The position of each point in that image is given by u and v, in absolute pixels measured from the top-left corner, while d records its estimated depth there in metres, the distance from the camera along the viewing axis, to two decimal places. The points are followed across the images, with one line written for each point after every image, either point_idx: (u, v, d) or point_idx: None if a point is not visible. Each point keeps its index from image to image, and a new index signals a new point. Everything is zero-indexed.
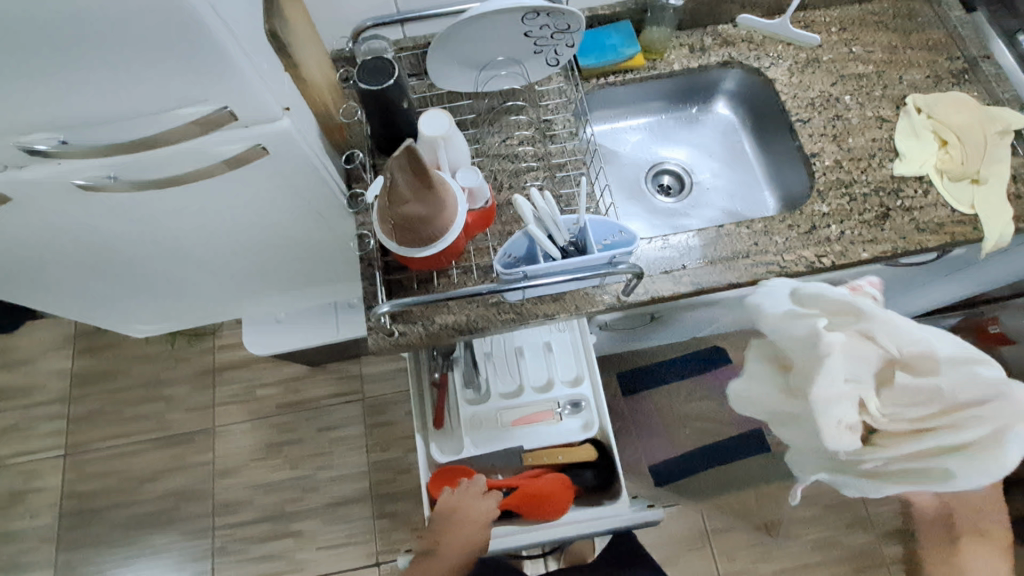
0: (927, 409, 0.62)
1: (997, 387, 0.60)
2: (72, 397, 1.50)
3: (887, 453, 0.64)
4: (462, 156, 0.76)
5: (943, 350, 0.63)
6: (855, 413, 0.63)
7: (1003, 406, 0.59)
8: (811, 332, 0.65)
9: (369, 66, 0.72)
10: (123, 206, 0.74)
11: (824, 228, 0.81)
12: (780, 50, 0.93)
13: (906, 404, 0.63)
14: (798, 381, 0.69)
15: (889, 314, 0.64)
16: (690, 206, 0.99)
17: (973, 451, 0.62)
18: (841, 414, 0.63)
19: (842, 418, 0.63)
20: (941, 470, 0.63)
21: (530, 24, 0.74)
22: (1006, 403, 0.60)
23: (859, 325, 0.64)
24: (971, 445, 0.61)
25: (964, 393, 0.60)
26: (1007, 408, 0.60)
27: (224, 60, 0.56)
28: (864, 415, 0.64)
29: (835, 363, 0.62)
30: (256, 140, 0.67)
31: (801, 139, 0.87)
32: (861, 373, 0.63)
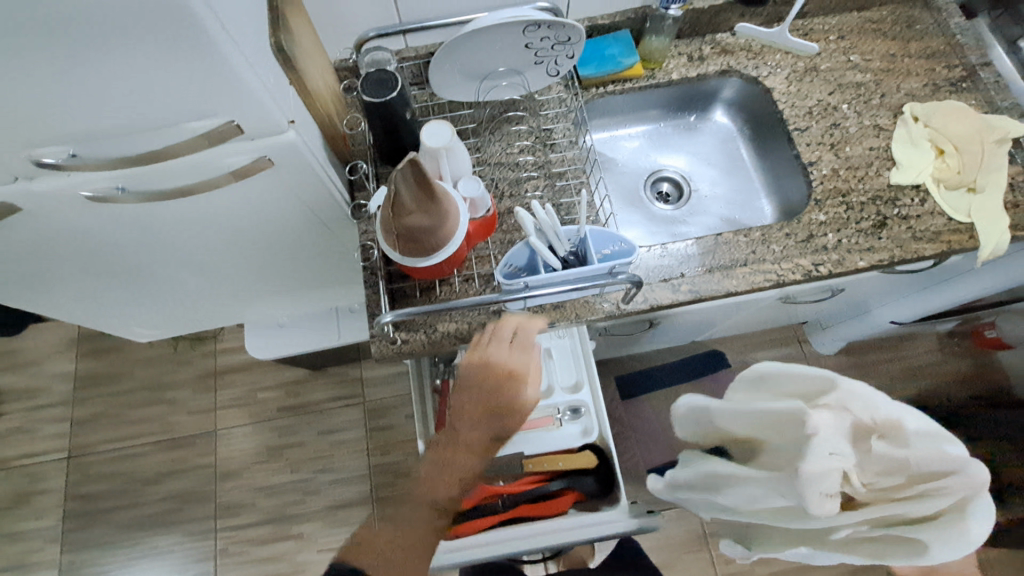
0: (897, 479, 0.65)
1: (959, 463, 0.63)
2: (75, 400, 1.51)
3: (866, 519, 0.66)
4: (464, 166, 0.76)
5: (913, 423, 0.66)
6: (836, 484, 0.65)
7: (966, 479, 0.63)
8: (797, 409, 0.68)
9: (373, 77, 0.72)
10: (130, 215, 0.75)
11: (821, 236, 0.82)
12: (778, 59, 0.93)
13: (880, 475, 0.65)
14: (776, 455, 0.71)
15: (859, 384, 0.68)
16: (688, 213, 1.00)
17: (940, 521, 0.65)
18: (824, 485, 0.65)
19: (826, 489, 0.65)
20: (915, 538, 0.66)
21: (531, 36, 0.75)
22: (963, 477, 0.64)
23: (836, 398, 0.67)
24: (936, 515, 0.65)
25: (931, 466, 0.63)
26: (964, 481, 0.64)
27: (232, 76, 0.57)
28: (847, 486, 0.66)
29: (820, 439, 0.65)
30: (262, 152, 0.68)
31: (799, 148, 0.88)
32: (842, 445, 0.65)
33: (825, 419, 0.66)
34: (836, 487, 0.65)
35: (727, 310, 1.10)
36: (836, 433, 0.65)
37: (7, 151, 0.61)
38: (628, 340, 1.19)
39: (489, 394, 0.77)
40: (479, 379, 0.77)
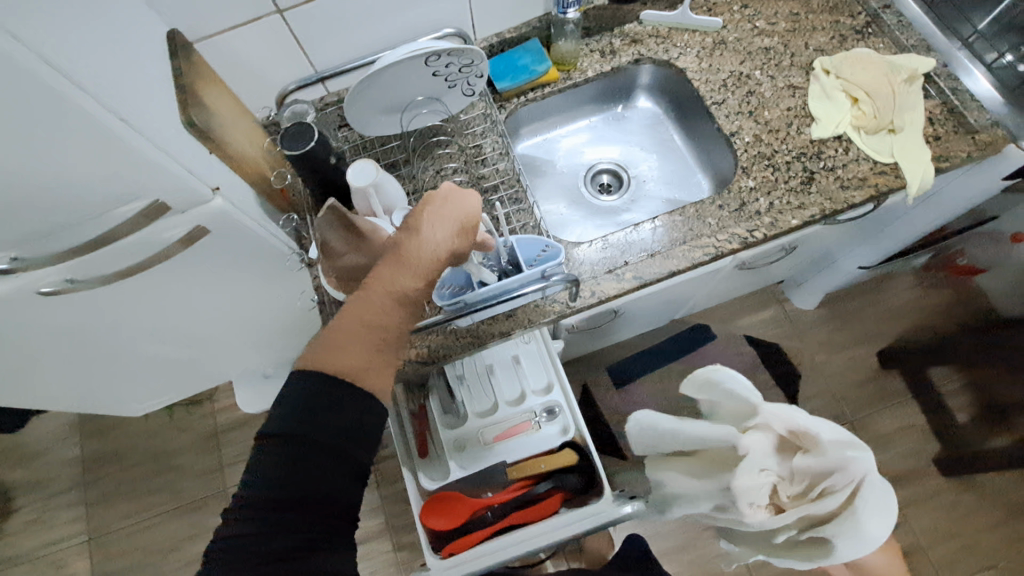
0: (802, 484, 0.78)
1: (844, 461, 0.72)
2: (86, 483, 1.54)
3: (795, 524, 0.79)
4: (395, 198, 0.79)
5: (829, 434, 0.75)
6: (759, 492, 0.81)
7: (848, 473, 0.73)
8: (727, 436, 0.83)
9: (291, 130, 0.76)
10: (86, 305, 0.78)
11: (753, 202, 0.84)
12: (686, 39, 0.96)
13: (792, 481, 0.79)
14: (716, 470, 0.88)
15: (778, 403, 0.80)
16: (631, 200, 1.02)
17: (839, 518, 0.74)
18: (750, 498, 0.82)
19: (753, 499, 0.82)
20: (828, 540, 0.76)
21: (435, 65, 0.77)
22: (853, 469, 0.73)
23: (756, 421, 0.82)
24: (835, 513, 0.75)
25: (822, 466, 0.75)
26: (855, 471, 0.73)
27: (145, 160, 0.60)
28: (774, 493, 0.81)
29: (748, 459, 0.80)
30: (196, 221, 0.72)
31: (720, 121, 0.91)
32: (766, 461, 0.80)
33: (756, 440, 0.81)
34: (760, 495, 0.81)
35: (689, 285, 1.12)
36: (757, 451, 0.80)
37: None
38: (602, 331, 1.21)
39: (425, 246, 0.62)
40: (404, 246, 0.62)
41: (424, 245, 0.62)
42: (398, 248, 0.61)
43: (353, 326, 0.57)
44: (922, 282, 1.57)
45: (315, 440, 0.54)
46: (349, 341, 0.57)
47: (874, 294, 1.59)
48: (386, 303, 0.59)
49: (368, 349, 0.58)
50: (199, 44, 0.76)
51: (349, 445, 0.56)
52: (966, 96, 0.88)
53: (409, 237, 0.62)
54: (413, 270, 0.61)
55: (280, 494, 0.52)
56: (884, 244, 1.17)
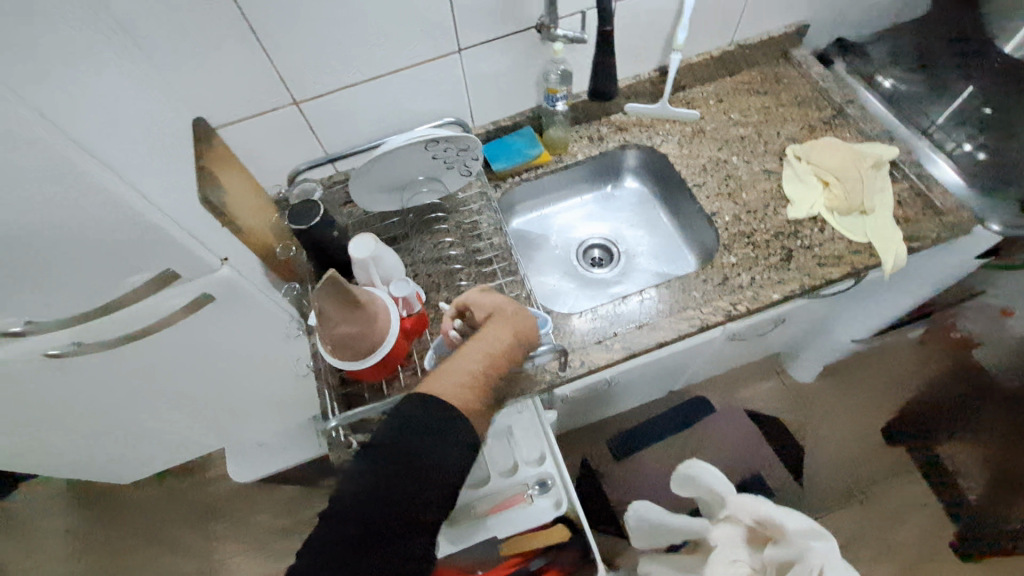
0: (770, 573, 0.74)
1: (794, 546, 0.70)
2: (66, 555, 1.49)
3: None
4: (392, 270, 0.83)
5: (793, 522, 0.72)
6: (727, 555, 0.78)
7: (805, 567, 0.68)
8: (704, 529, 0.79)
9: (298, 208, 0.82)
10: (87, 367, 0.80)
11: (736, 277, 0.88)
12: (668, 127, 1.05)
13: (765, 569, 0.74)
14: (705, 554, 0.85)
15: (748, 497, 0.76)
16: (621, 273, 1.06)
17: None
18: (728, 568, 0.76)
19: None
20: None
21: (434, 149, 0.86)
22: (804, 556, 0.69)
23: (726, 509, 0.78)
24: None
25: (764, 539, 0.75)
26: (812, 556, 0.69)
27: (160, 232, 0.65)
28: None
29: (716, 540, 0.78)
30: (201, 290, 0.76)
31: (701, 202, 0.97)
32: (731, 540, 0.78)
33: (724, 531, 0.78)
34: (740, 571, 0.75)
35: (683, 356, 1.14)
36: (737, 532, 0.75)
37: None
38: (598, 402, 1.21)
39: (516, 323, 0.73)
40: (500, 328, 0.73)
41: (527, 325, 0.74)
42: (506, 322, 0.73)
43: (469, 378, 0.66)
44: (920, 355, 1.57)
45: (399, 459, 0.58)
46: (466, 391, 0.65)
47: (874, 367, 1.58)
48: (496, 366, 0.69)
49: (481, 402, 0.66)
50: (221, 130, 0.84)
51: (428, 479, 0.58)
52: (930, 181, 0.94)
53: (518, 315, 0.74)
54: (516, 341, 0.72)
55: (353, 514, 0.55)
56: (873, 318, 1.18)
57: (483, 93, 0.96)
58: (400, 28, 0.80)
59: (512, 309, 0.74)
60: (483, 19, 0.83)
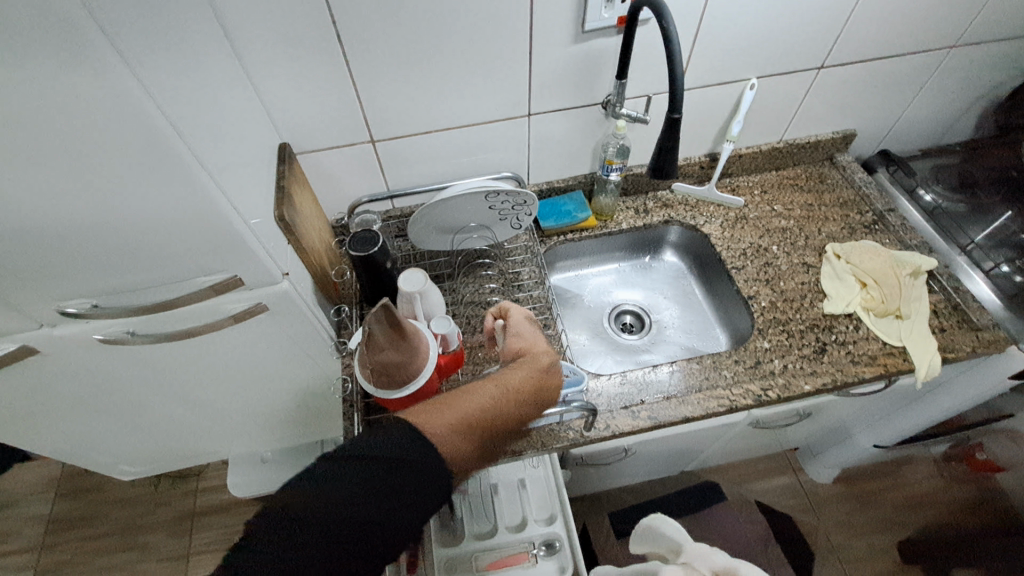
0: None
1: None
2: (44, 546, 1.46)
3: None
4: (436, 307, 0.86)
5: None
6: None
7: None
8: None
9: (360, 236, 0.86)
10: (133, 356, 0.83)
11: (768, 361, 0.89)
12: (712, 210, 1.09)
13: None
14: None
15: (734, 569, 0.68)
16: (650, 342, 1.07)
17: None
18: None
19: None
20: None
21: (493, 200, 0.91)
22: None
23: None
24: None
25: None
26: None
27: (237, 240, 0.69)
28: None
29: None
30: (258, 299, 0.79)
31: (738, 284, 0.99)
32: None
33: None
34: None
35: (703, 436, 1.13)
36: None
37: (40, 303, 0.71)
38: (610, 470, 1.19)
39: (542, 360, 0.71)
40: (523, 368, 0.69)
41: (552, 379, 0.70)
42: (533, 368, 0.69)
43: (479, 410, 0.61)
44: (942, 473, 1.52)
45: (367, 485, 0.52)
46: (468, 427, 0.60)
47: (894, 477, 1.52)
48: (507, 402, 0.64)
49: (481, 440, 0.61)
50: (301, 156, 0.91)
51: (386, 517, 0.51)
52: (968, 296, 0.95)
53: (548, 369, 0.70)
54: (539, 391, 0.68)
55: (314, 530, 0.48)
56: (899, 426, 1.17)
57: (543, 156, 1.02)
58: (482, 89, 0.88)
59: (544, 357, 0.71)
60: (557, 91, 0.91)
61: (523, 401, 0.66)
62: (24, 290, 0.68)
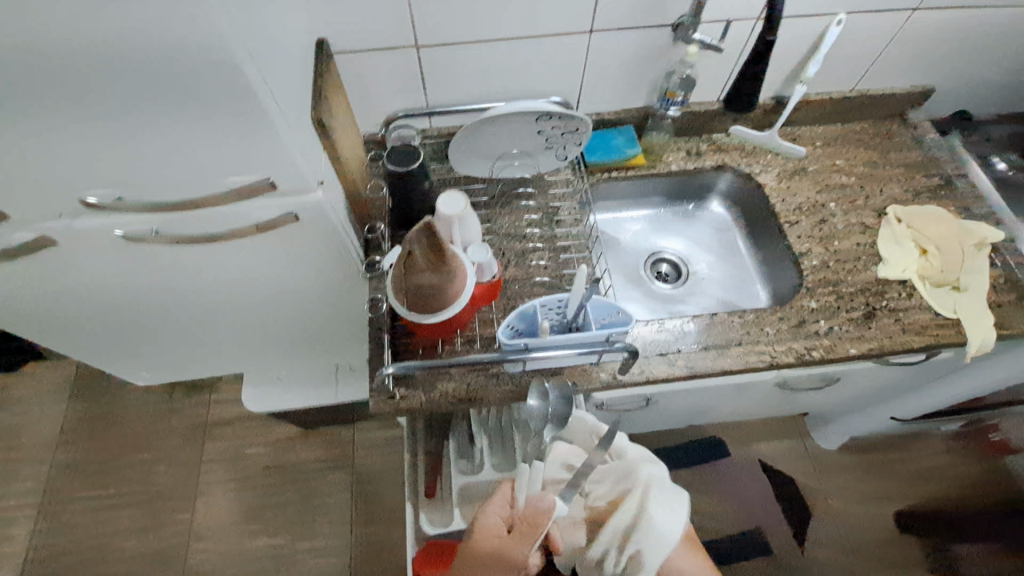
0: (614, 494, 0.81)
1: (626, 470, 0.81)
2: (60, 443, 1.49)
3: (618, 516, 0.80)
4: (474, 233, 0.80)
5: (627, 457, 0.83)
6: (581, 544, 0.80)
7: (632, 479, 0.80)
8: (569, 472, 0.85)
9: (399, 151, 0.80)
10: (154, 257, 0.80)
11: (813, 321, 0.85)
12: (769, 158, 1.02)
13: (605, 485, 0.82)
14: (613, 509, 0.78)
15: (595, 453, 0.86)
16: (686, 293, 1.03)
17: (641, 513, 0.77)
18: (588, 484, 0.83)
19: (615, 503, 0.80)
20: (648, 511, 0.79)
21: (543, 124, 0.84)
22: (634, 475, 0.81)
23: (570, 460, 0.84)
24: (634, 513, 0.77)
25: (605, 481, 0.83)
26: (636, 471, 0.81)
27: (273, 138, 0.64)
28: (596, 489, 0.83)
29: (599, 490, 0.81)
30: (290, 208, 0.74)
31: (790, 239, 0.94)
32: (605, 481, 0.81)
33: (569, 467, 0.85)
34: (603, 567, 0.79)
35: (725, 392, 1.11)
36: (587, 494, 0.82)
37: (60, 190, 0.67)
38: (626, 418, 1.19)
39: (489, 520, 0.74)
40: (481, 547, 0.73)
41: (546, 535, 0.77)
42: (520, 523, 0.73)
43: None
44: (949, 450, 1.52)
45: None
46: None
47: (901, 450, 1.52)
48: None
49: None
50: (339, 56, 0.83)
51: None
52: None
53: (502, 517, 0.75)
54: (532, 543, 0.72)
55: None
56: (925, 400, 1.15)
57: (598, 82, 0.94)
58: None
59: (494, 516, 0.75)
60: (625, 5, 0.81)
61: (490, 548, 0.72)
62: (43, 172, 0.63)
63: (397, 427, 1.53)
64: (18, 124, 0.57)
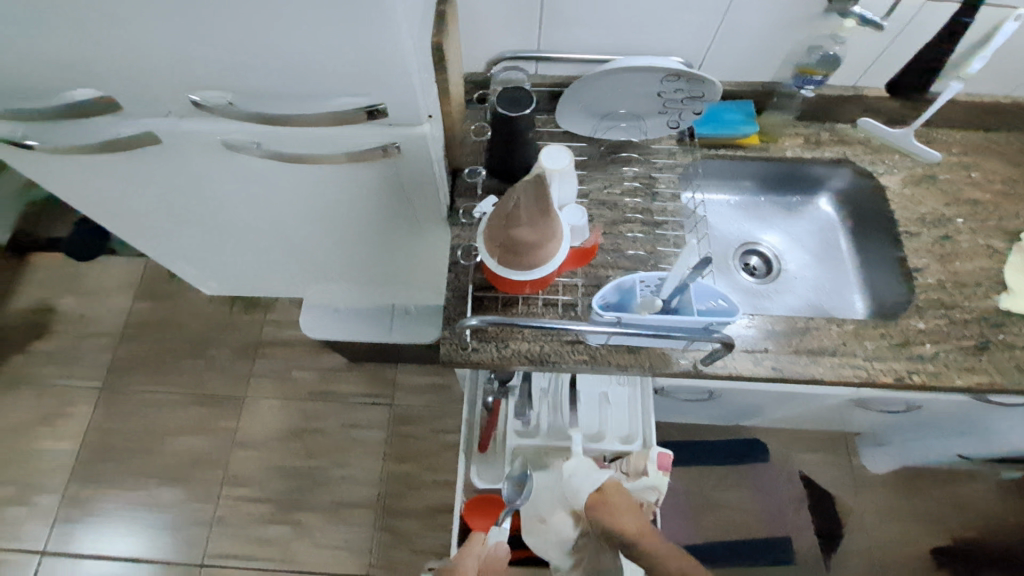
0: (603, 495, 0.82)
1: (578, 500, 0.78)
2: (124, 335, 1.56)
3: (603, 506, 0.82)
4: (569, 195, 0.75)
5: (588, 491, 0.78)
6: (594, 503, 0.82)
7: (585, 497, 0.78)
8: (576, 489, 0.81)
9: (506, 94, 0.75)
10: (248, 170, 0.79)
11: (918, 343, 0.78)
12: (897, 159, 0.93)
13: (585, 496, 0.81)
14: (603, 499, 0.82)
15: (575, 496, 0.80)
16: (774, 290, 0.96)
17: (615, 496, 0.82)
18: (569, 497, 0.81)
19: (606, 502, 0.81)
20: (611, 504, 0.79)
21: (666, 85, 0.78)
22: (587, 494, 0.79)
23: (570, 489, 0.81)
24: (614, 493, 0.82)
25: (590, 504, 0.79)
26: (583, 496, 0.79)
27: (398, 62, 0.60)
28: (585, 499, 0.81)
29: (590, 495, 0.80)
30: (393, 139, 0.72)
31: (906, 251, 0.86)
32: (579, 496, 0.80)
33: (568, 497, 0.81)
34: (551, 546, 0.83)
35: (794, 399, 1.06)
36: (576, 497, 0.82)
37: (172, 87, 0.65)
38: (682, 407, 1.15)
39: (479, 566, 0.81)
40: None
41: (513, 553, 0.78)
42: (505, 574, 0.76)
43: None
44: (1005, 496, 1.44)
45: None
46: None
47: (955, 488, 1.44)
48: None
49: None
50: None
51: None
52: None
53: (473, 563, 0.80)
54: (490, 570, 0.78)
55: None
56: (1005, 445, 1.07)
57: (727, 48, 0.86)
58: None
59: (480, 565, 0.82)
60: None
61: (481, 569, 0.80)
62: (164, 68, 0.62)
63: (439, 374, 1.55)
64: (146, 13, 0.55)
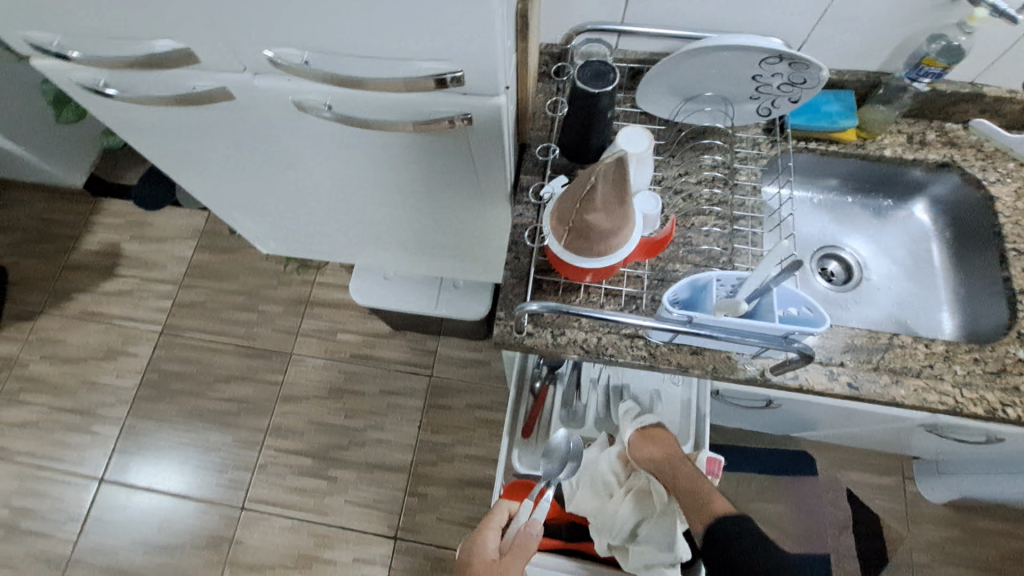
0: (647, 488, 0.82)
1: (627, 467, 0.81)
2: (184, 283, 1.63)
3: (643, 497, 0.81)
4: (644, 180, 0.70)
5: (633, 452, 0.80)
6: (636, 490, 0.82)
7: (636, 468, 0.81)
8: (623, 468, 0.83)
9: (591, 67, 0.71)
10: (317, 131, 0.78)
11: (1017, 374, 0.71)
12: (1014, 168, 0.83)
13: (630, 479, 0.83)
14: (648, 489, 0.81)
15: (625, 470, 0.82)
16: (852, 299, 0.89)
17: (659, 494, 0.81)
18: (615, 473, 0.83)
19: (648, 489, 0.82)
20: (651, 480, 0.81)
21: (766, 69, 0.71)
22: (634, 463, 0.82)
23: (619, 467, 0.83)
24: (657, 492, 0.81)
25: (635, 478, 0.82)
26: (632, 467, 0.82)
27: (484, 28, 0.56)
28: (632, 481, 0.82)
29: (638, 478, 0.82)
30: (467, 109, 0.69)
31: (1012, 271, 0.78)
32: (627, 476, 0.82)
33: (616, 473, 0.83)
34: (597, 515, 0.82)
35: (856, 415, 1.00)
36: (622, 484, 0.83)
37: (252, 42, 0.64)
38: (731, 410, 1.10)
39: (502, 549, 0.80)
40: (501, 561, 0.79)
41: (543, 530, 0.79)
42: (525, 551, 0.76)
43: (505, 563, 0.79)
44: None
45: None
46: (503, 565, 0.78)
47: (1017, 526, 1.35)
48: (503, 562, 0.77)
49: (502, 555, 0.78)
50: None
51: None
52: None
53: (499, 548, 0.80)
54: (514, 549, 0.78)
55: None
56: None
57: (834, 31, 0.78)
58: None
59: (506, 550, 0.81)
60: None
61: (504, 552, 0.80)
62: (247, 23, 0.61)
63: (479, 350, 1.54)
64: None
